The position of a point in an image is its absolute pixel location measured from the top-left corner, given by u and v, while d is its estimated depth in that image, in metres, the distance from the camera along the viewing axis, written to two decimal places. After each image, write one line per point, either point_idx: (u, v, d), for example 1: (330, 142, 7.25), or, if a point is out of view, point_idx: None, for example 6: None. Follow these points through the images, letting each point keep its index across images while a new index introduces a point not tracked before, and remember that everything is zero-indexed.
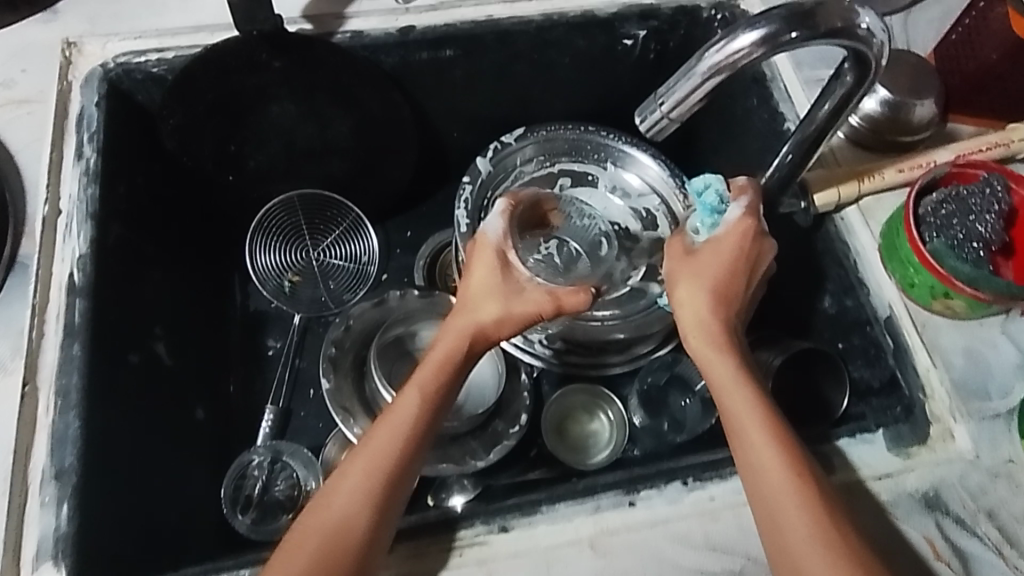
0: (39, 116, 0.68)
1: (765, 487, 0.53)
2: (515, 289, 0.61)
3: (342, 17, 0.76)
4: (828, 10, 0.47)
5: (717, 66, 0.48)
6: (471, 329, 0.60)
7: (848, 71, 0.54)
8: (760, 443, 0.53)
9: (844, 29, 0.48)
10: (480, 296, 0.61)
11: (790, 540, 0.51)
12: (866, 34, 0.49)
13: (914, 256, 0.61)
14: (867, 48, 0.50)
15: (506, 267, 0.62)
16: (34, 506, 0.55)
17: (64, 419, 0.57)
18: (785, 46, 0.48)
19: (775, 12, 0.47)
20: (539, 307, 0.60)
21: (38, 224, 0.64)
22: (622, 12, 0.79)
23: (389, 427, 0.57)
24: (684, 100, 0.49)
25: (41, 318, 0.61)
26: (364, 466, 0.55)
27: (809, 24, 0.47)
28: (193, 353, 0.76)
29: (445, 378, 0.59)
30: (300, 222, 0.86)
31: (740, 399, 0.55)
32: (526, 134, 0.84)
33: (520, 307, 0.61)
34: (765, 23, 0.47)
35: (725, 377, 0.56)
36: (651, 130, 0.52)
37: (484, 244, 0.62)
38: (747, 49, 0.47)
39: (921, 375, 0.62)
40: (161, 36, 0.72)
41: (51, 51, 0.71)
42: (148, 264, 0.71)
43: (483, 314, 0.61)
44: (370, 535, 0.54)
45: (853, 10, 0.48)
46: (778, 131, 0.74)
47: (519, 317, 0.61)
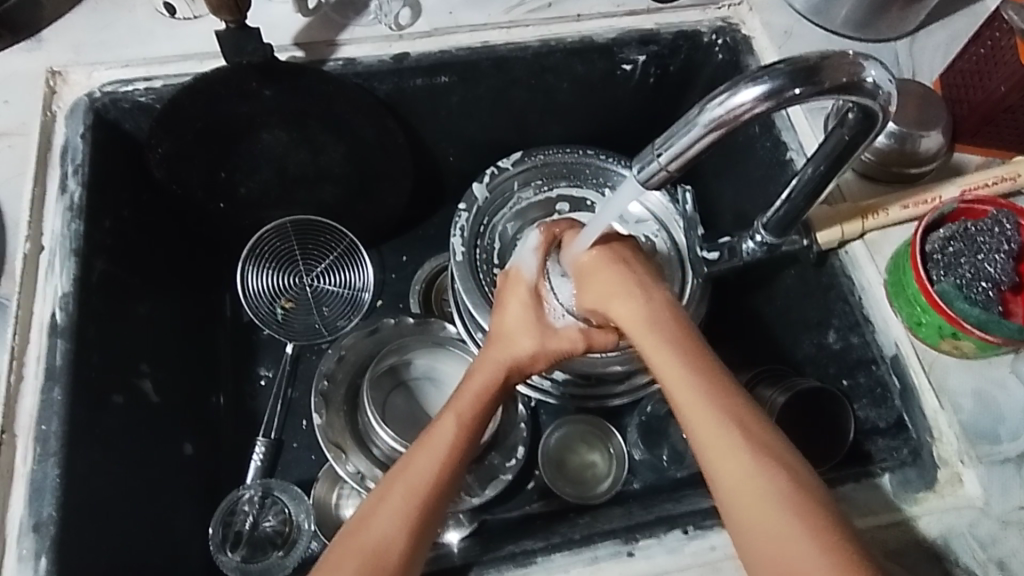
0: (21, 149, 0.66)
1: (738, 493, 0.47)
2: (549, 324, 0.62)
3: (334, 44, 0.74)
4: (833, 64, 0.42)
5: (718, 121, 0.42)
6: (508, 361, 0.60)
7: (854, 120, 0.48)
8: (723, 442, 0.48)
9: (849, 83, 0.43)
10: (518, 329, 0.61)
11: (754, 509, 0.46)
12: (873, 87, 0.44)
13: (922, 296, 0.59)
14: (873, 100, 0.44)
15: (541, 304, 0.62)
16: (11, 560, 0.52)
17: (43, 468, 0.55)
18: (790, 102, 0.42)
19: (780, 66, 0.42)
20: (574, 344, 0.61)
21: (19, 262, 0.62)
22: (621, 37, 0.77)
23: (425, 450, 0.54)
24: (684, 153, 0.44)
25: (20, 361, 0.58)
26: (401, 492, 0.52)
27: (814, 80, 0.42)
28: (180, 388, 0.74)
29: (483, 409, 0.58)
30: (294, 248, 0.84)
31: (699, 398, 0.50)
32: (522, 158, 0.81)
33: (555, 343, 0.61)
34: (771, 77, 0.41)
35: (678, 375, 0.52)
36: (648, 180, 0.47)
37: (519, 279, 0.63)
38: (749, 103, 0.42)
39: (929, 418, 0.60)
40: (149, 65, 0.71)
41: (35, 80, 0.69)
42: (133, 298, 0.69)
43: (521, 349, 0.60)
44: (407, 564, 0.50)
45: (859, 62, 0.43)
46: (781, 161, 0.72)
47: (555, 351, 0.61)
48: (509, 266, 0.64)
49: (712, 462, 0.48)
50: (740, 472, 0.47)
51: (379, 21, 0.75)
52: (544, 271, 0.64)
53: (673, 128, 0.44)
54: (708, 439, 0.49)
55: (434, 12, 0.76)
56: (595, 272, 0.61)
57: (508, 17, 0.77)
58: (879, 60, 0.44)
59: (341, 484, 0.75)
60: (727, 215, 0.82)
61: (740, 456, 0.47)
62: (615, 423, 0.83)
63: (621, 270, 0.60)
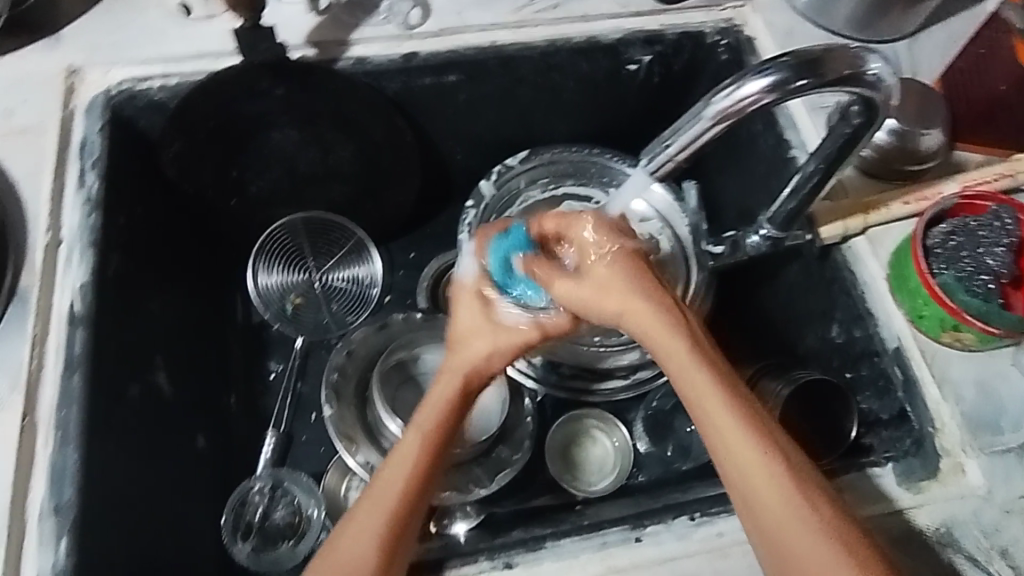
0: (40, 144, 0.67)
1: (774, 523, 0.48)
2: (502, 322, 0.57)
3: (345, 43, 0.75)
4: (834, 56, 0.44)
5: (724, 112, 0.44)
6: (466, 367, 0.56)
7: (857, 113, 0.50)
8: (759, 473, 0.48)
9: (852, 76, 0.44)
10: (470, 333, 0.57)
11: (789, 537, 0.47)
12: (875, 81, 0.45)
13: (923, 289, 0.60)
14: (877, 92, 0.45)
15: (488, 302, 0.57)
16: (33, 544, 0.53)
17: (63, 454, 0.56)
18: (794, 94, 0.44)
19: (785, 58, 0.43)
20: (529, 338, 0.56)
21: (38, 253, 0.63)
22: (626, 38, 0.79)
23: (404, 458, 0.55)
24: (691, 144, 0.46)
25: (41, 350, 0.59)
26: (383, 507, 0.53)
27: (818, 71, 0.43)
28: (192, 381, 0.75)
29: (454, 412, 0.56)
30: (303, 245, 0.85)
31: (725, 413, 0.49)
32: (529, 157, 0.84)
33: (508, 338, 0.56)
34: (776, 69, 0.43)
35: (704, 392, 0.50)
36: (656, 171, 0.48)
37: (461, 292, 0.59)
38: (755, 95, 0.43)
39: (932, 409, 0.61)
40: (164, 63, 0.72)
41: (53, 77, 0.70)
42: (147, 291, 0.70)
43: (474, 352, 0.56)
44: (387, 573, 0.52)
45: (861, 56, 0.44)
46: (784, 158, 0.73)
47: (507, 349, 0.57)
48: (455, 280, 0.61)
49: (747, 489, 0.48)
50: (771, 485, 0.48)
51: (389, 21, 0.76)
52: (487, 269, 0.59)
53: (681, 119, 0.46)
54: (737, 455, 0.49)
55: (443, 12, 0.77)
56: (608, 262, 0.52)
57: (516, 16, 0.78)
58: (881, 55, 0.45)
59: (350, 476, 0.76)
60: (730, 213, 0.84)
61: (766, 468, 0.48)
62: (621, 417, 0.85)
63: (627, 257, 0.53)
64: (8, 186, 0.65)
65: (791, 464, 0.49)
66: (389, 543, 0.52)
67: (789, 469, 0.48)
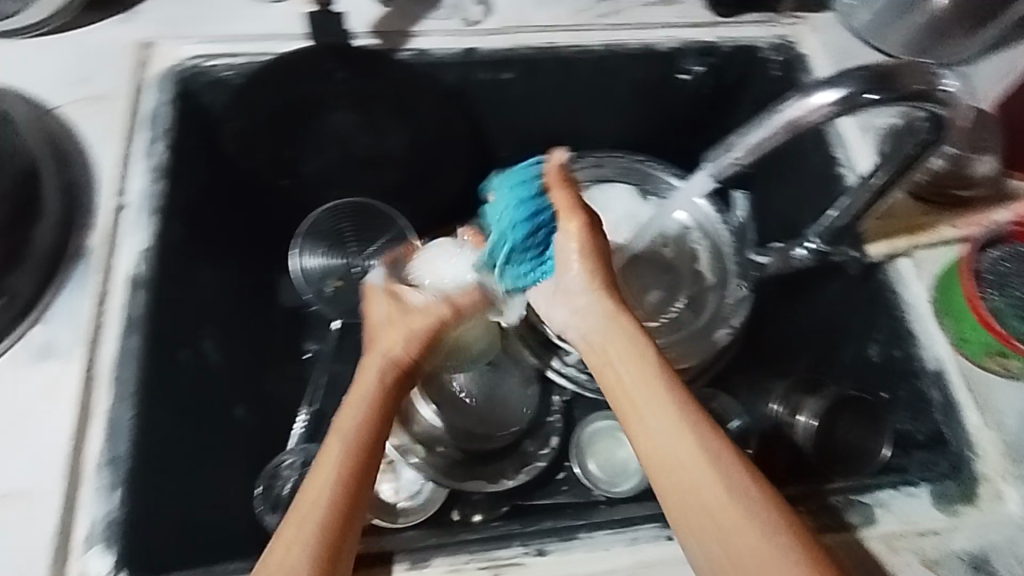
0: (112, 111, 0.70)
1: (725, 521, 0.48)
2: (406, 309, 0.64)
3: (408, 34, 0.78)
4: (909, 71, 0.44)
5: (792, 122, 0.46)
6: (385, 362, 0.61)
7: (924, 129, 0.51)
8: (706, 470, 0.49)
9: (924, 92, 0.45)
10: (384, 328, 0.63)
11: (741, 536, 0.47)
12: (949, 97, 0.46)
13: (971, 315, 0.61)
14: (945, 109, 0.46)
15: (397, 297, 0.66)
16: (88, 491, 0.55)
17: (120, 409, 0.58)
18: (863, 108, 0.45)
19: (856, 72, 0.45)
20: (437, 318, 0.64)
21: (106, 216, 0.65)
22: (681, 47, 0.80)
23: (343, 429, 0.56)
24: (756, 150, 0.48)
25: (104, 308, 0.61)
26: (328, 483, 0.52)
27: (889, 86, 0.44)
28: (236, 352, 0.77)
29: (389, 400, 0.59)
30: (345, 229, 0.83)
31: (656, 406, 0.52)
32: (575, 161, 0.84)
33: (421, 320, 0.64)
34: (846, 82, 0.44)
35: (646, 399, 0.52)
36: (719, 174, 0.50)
37: (374, 298, 0.66)
38: (824, 107, 0.45)
39: (972, 432, 0.62)
40: (233, 43, 0.75)
41: (128, 49, 0.73)
42: (201, 261, 0.72)
43: (392, 346, 0.62)
44: (341, 541, 0.50)
45: (936, 71, 0.45)
46: (832, 176, 0.74)
47: (416, 335, 0.63)
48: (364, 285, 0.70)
49: (696, 489, 0.49)
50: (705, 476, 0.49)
51: (452, 17, 0.79)
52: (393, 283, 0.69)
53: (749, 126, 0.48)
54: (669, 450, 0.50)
55: (504, 11, 0.80)
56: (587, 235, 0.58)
57: (575, 20, 0.80)
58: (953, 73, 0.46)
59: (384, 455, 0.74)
60: None
61: (698, 459, 0.49)
62: None
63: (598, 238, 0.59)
64: (80, 150, 0.68)
65: (737, 461, 0.49)
66: (343, 511, 0.51)
67: (727, 464, 0.49)
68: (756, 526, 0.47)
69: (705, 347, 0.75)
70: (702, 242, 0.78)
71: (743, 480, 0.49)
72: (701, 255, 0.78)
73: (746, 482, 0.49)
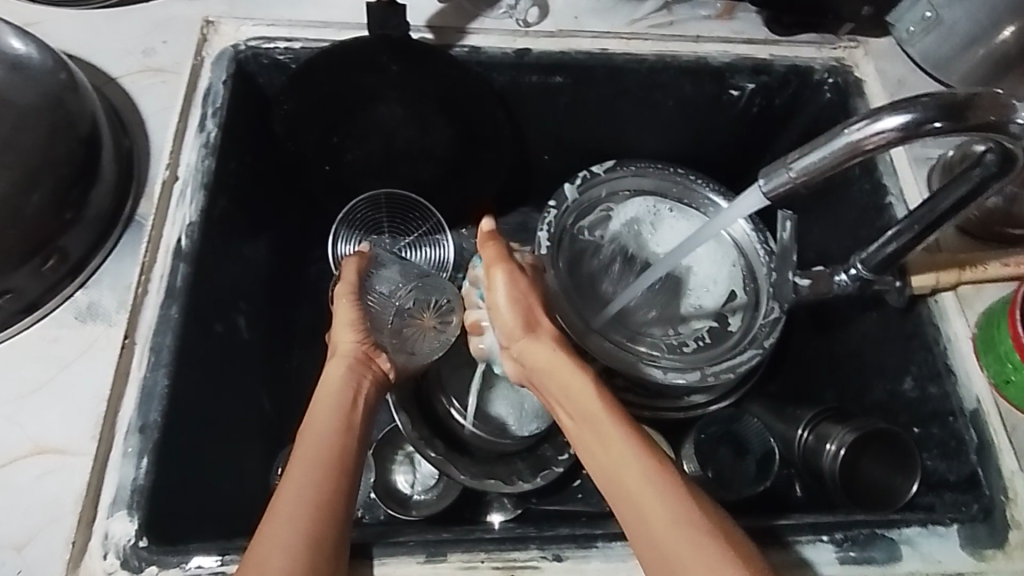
0: (171, 86, 0.71)
1: (671, 545, 0.49)
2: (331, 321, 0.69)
3: (463, 31, 0.78)
4: (981, 103, 0.43)
5: (854, 145, 0.45)
6: (344, 358, 0.64)
7: (991, 161, 0.50)
8: (650, 494, 0.51)
9: (994, 124, 0.43)
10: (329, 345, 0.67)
11: (686, 556, 0.48)
12: (1020, 131, 0.43)
13: (1015, 354, 0.59)
14: (1014, 143, 0.45)
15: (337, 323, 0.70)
16: (117, 455, 0.55)
17: (154, 377, 0.58)
18: (926, 136, 0.44)
19: (928, 98, 0.44)
20: (343, 304, 0.67)
21: (157, 187, 0.66)
22: (735, 63, 0.79)
23: (329, 404, 0.60)
24: (816, 170, 0.47)
25: (148, 277, 0.62)
26: (310, 451, 0.55)
27: (959, 116, 0.43)
28: (267, 332, 0.78)
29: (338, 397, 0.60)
30: (383, 220, 0.87)
31: (606, 434, 0.54)
32: (616, 167, 0.83)
33: (342, 315, 0.67)
34: (916, 109, 0.43)
35: (599, 427, 0.55)
36: (772, 191, 0.50)
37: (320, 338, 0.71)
38: (889, 133, 0.44)
39: (1006, 478, 0.60)
40: (292, 27, 0.76)
41: (191, 26, 0.74)
42: (241, 238, 0.73)
43: (341, 343, 0.65)
44: (307, 522, 0.50)
45: (1012, 105, 0.43)
46: (879, 205, 0.72)
47: (342, 325, 0.66)
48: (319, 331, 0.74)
49: (645, 514, 0.50)
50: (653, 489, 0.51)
51: (508, 16, 0.79)
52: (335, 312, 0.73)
53: (809, 144, 0.47)
54: (611, 466, 0.53)
55: (561, 15, 0.80)
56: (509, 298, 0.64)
57: (629, 29, 0.80)
58: None
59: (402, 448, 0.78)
60: (808, 254, 0.83)
61: (638, 474, 0.52)
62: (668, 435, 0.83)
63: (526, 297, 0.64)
64: (137, 121, 0.69)
65: (680, 492, 0.51)
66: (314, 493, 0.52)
67: (671, 493, 0.51)
68: (702, 547, 0.48)
69: (737, 365, 0.73)
70: (736, 260, 0.79)
71: (685, 506, 0.50)
72: (734, 272, 0.79)
73: (687, 508, 0.50)
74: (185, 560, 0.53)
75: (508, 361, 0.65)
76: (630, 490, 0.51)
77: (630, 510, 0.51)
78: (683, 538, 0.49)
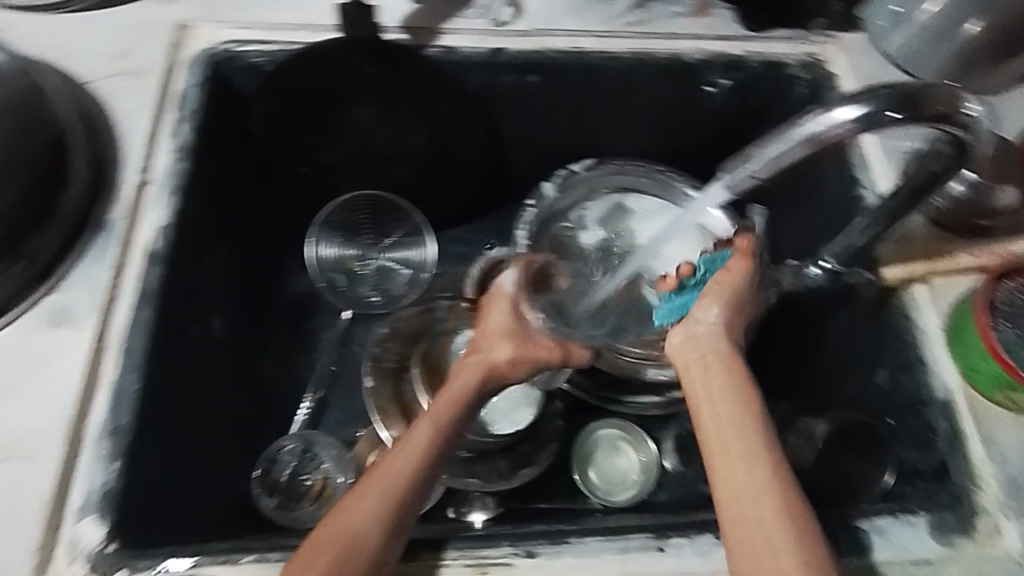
0: (143, 89, 0.71)
1: (762, 556, 0.48)
2: (523, 333, 0.69)
3: (437, 32, 0.78)
4: (934, 94, 0.44)
5: (810, 137, 0.45)
6: (483, 367, 0.66)
7: (940, 150, 0.54)
8: (755, 504, 0.50)
9: (947, 115, 0.44)
10: (492, 338, 0.69)
11: (770, 571, 0.47)
12: (969, 122, 0.45)
13: (982, 346, 0.60)
14: (969, 135, 0.46)
15: (519, 317, 0.71)
16: (87, 460, 0.56)
17: (125, 380, 0.59)
18: (883, 127, 0.44)
19: (881, 90, 0.44)
20: (538, 349, 0.68)
21: (127, 190, 0.66)
22: (709, 60, 0.79)
23: (424, 420, 0.59)
24: (774, 163, 0.47)
25: (118, 280, 0.62)
26: (404, 456, 0.56)
27: (913, 108, 0.44)
28: (243, 335, 0.78)
29: (458, 410, 0.61)
30: (361, 221, 0.86)
31: (730, 438, 0.54)
32: (596, 164, 0.89)
33: (529, 347, 0.68)
34: (870, 101, 0.44)
35: (722, 428, 0.55)
36: (736, 185, 0.51)
37: (500, 295, 0.73)
38: (844, 124, 0.44)
39: (974, 466, 0.61)
40: (266, 30, 0.76)
41: (162, 30, 0.74)
42: (217, 241, 0.73)
43: (495, 355, 0.67)
44: (380, 540, 0.50)
45: (962, 95, 0.45)
46: (854, 199, 0.72)
47: (527, 358, 0.67)
48: (494, 286, 0.75)
49: (740, 519, 0.50)
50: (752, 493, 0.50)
51: (481, 17, 0.79)
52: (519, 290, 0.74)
53: (768, 138, 0.48)
54: (727, 467, 0.52)
55: (535, 15, 0.80)
56: (725, 283, 0.64)
57: (603, 28, 0.80)
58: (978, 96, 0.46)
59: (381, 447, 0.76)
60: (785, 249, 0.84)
61: (750, 484, 0.51)
62: (648, 432, 0.83)
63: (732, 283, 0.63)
64: (107, 125, 0.69)
65: (788, 507, 0.49)
66: (390, 509, 0.52)
67: (778, 510, 0.49)
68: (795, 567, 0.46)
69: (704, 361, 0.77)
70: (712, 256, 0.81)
71: (788, 527, 0.48)
72: None
73: (793, 530, 0.48)
74: (155, 564, 0.53)
75: (676, 335, 0.64)
76: (730, 495, 0.51)
77: (729, 511, 0.50)
78: (774, 556, 0.47)
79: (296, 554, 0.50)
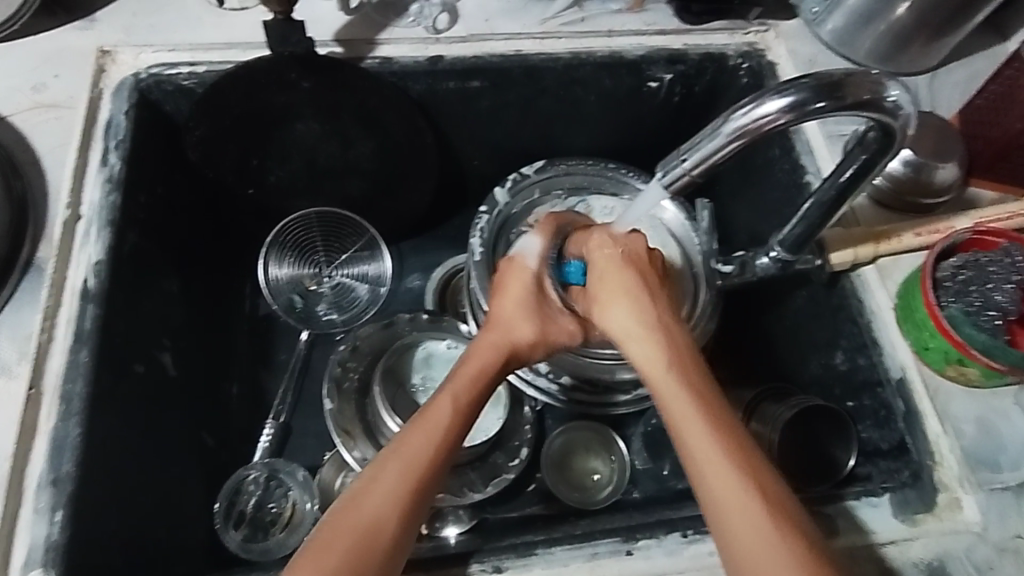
0: (67, 121, 0.69)
1: (747, 549, 0.47)
2: (550, 313, 0.62)
3: (373, 43, 0.76)
4: (856, 81, 0.45)
5: (741, 129, 0.45)
6: (506, 348, 0.59)
7: (872, 139, 0.51)
8: (736, 495, 0.48)
9: (871, 101, 0.45)
10: (516, 320, 0.61)
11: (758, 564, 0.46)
12: (893, 107, 0.46)
13: (930, 322, 0.60)
14: (894, 119, 0.47)
15: (544, 293, 0.63)
16: (28, 512, 0.53)
17: (65, 426, 0.56)
18: (811, 116, 0.44)
19: (804, 80, 0.44)
20: (572, 334, 0.62)
21: (57, 228, 0.64)
22: (650, 55, 0.79)
23: (437, 405, 0.54)
24: (707, 160, 0.47)
25: (52, 323, 0.60)
26: (415, 448, 0.52)
27: (837, 95, 0.44)
28: (195, 366, 0.75)
29: (480, 390, 0.56)
30: (315, 239, 0.85)
31: (702, 428, 0.51)
32: (545, 167, 0.83)
33: (555, 331, 0.62)
34: (796, 90, 0.44)
35: (688, 414, 0.51)
36: (670, 184, 0.49)
37: (522, 267, 0.63)
38: (773, 114, 0.44)
39: (932, 441, 0.61)
40: (194, 50, 0.73)
41: (85, 58, 0.71)
42: (159, 273, 0.71)
43: (521, 335, 0.60)
44: (397, 546, 0.50)
45: (883, 82, 0.45)
46: (800, 184, 0.73)
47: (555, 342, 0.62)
48: (513, 253, 0.65)
49: (725, 511, 0.48)
50: (738, 490, 0.48)
51: (417, 24, 0.77)
52: (544, 258, 0.64)
53: (700, 134, 0.47)
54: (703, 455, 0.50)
55: (471, 20, 0.79)
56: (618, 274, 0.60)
57: (541, 29, 0.79)
58: (901, 82, 0.46)
59: (346, 470, 0.74)
60: (741, 236, 0.84)
61: (730, 475, 0.49)
62: (617, 430, 0.83)
63: (629, 271, 0.60)
64: (32, 161, 0.66)
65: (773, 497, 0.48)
66: (408, 506, 0.50)
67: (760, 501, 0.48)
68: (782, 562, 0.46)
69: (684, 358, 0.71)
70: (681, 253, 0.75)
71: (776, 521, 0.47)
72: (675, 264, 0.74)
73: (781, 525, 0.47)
74: None
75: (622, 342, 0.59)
76: (708, 485, 0.49)
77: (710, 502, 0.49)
78: (760, 550, 0.46)
79: (299, 554, 0.49)
